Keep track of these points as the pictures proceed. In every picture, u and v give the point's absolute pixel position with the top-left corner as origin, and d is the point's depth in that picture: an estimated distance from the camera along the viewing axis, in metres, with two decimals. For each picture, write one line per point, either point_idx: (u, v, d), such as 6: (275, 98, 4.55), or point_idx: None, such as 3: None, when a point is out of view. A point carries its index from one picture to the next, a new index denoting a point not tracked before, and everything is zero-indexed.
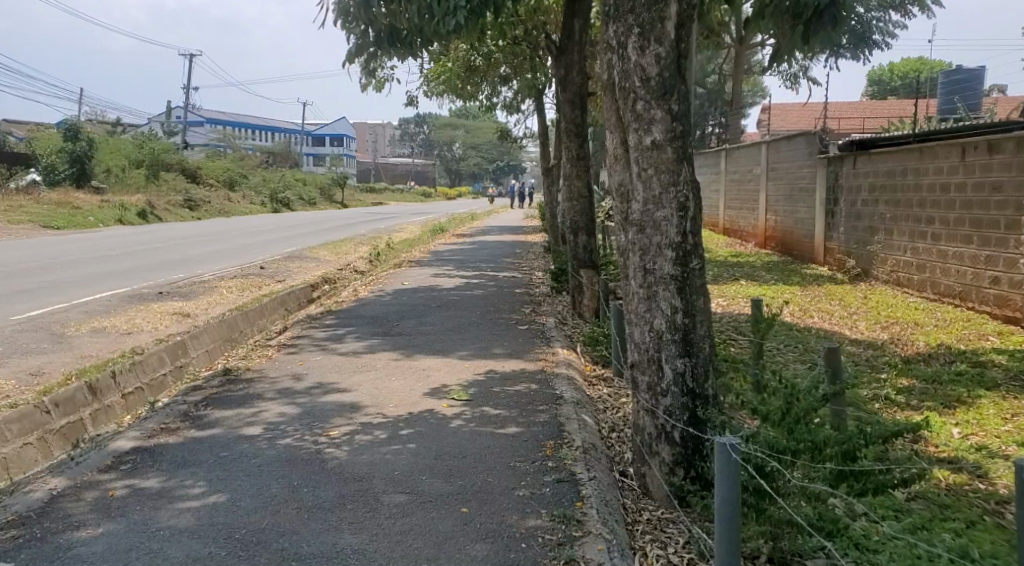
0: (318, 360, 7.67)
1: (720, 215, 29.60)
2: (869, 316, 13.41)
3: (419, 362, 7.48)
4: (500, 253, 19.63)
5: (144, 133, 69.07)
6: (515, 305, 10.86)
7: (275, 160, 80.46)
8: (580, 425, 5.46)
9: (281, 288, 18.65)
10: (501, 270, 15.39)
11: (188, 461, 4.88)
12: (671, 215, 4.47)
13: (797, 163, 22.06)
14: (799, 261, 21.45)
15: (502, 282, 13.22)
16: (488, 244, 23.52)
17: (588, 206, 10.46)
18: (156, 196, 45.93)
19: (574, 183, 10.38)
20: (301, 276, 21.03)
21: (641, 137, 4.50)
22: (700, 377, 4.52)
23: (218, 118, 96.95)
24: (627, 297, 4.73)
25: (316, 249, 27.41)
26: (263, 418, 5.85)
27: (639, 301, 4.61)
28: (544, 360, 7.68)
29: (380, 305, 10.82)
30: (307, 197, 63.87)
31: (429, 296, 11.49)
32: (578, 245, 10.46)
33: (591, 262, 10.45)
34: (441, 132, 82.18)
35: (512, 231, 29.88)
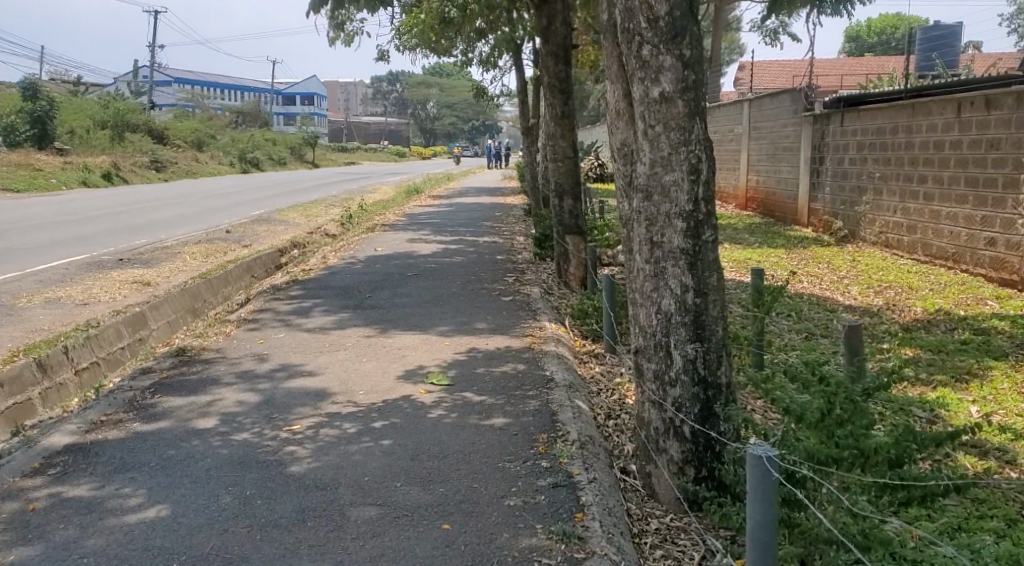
0: (283, 338, 7.05)
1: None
2: (861, 280, 12.94)
3: (393, 340, 6.89)
4: (478, 216, 19.00)
5: (109, 92, 67.21)
6: (497, 273, 10.28)
7: (245, 120, 78.79)
8: (574, 414, 4.90)
9: (249, 253, 17.91)
10: (479, 234, 14.78)
11: (127, 463, 4.26)
12: (682, 179, 3.88)
13: (781, 121, 21.50)
14: (783, 222, 20.99)
15: (481, 248, 12.62)
16: (464, 206, 22.85)
17: (573, 167, 9.84)
18: (120, 157, 44.64)
19: (559, 144, 9.76)
20: (270, 241, 20.28)
21: (647, 88, 3.88)
22: (714, 364, 3.95)
23: (185, 77, 94.69)
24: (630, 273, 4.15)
25: (286, 213, 26.57)
26: (218, 407, 5.24)
27: (645, 278, 4.02)
28: (531, 336, 7.12)
29: (351, 274, 10.19)
30: (278, 158, 62.61)
31: (403, 264, 10.86)
32: (563, 210, 9.88)
33: (577, 227, 9.86)
34: (415, 91, 80.73)
35: (489, 193, 29.20)
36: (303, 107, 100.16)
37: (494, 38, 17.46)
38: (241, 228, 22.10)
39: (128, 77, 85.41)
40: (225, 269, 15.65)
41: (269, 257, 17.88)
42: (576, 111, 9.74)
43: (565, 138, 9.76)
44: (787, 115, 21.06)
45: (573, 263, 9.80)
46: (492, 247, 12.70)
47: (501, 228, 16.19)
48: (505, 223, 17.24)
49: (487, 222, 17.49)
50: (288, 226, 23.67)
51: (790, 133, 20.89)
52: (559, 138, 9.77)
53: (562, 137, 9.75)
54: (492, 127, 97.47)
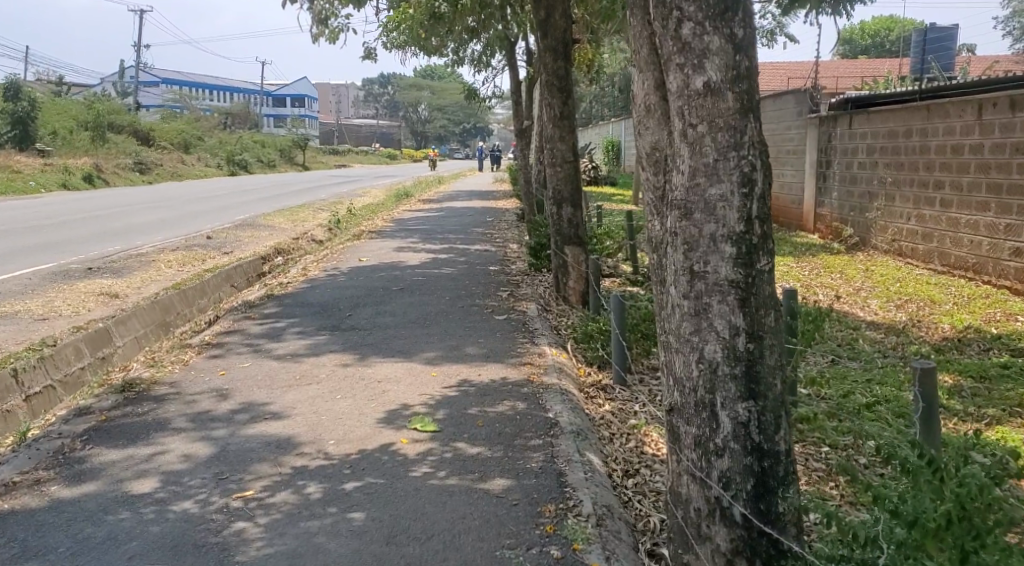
0: (249, 368, 6.18)
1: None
2: (878, 293, 12.14)
3: (374, 371, 6.02)
4: (470, 222, 18.15)
5: (94, 93, 66.17)
6: (490, 287, 9.42)
7: (233, 122, 77.80)
8: (587, 474, 4.09)
9: (228, 262, 17.03)
10: (471, 242, 13.93)
11: (31, 549, 3.39)
12: (731, 192, 3.04)
13: (784, 124, 20.71)
14: (787, 229, 20.18)
15: (473, 258, 11.76)
16: (455, 211, 22.00)
17: (573, 173, 8.99)
18: (103, 159, 43.60)
19: (557, 147, 8.92)
20: (252, 247, 19.39)
21: (688, 75, 3.05)
22: (770, 429, 3.12)
23: (173, 78, 93.53)
24: (663, 310, 3.32)
25: (270, 217, 25.68)
26: (160, 462, 4.37)
27: (683, 319, 3.20)
28: (529, 364, 6.27)
29: (330, 289, 9.31)
30: (266, 160, 61.66)
31: (389, 277, 9.99)
32: (562, 219, 9.02)
33: (578, 237, 9.01)
34: (406, 93, 79.79)
35: (481, 197, 28.36)
36: (293, 108, 99.13)
37: (486, 36, 16.61)
38: (222, 234, 21.18)
39: (114, 78, 84.26)
40: (201, 279, 14.77)
41: (250, 265, 17.00)
42: (576, 111, 8.91)
43: (565, 142, 8.91)
44: (791, 117, 20.25)
45: (573, 276, 8.95)
46: (485, 258, 11.84)
47: (494, 235, 15.34)
48: (498, 230, 16.39)
49: (479, 228, 16.64)
50: (272, 231, 22.79)
51: (794, 136, 20.08)
52: (558, 141, 8.93)
53: (562, 140, 8.91)
54: (483, 129, 96.59)
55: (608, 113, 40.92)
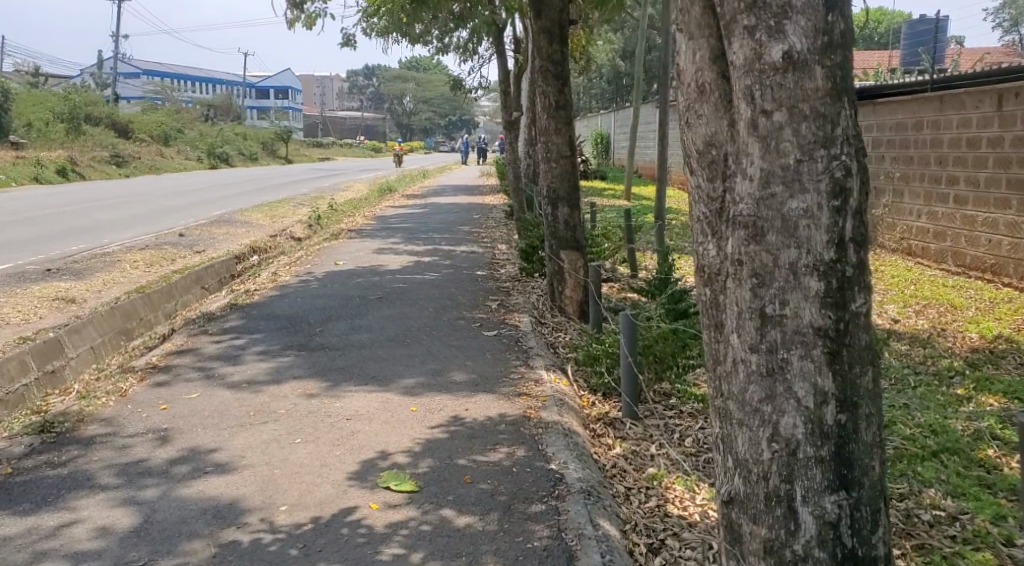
0: (197, 402, 5.27)
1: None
2: (892, 296, 11.33)
3: (345, 404, 5.12)
4: (455, 219, 17.28)
5: (71, 85, 64.79)
6: (478, 295, 8.52)
7: (215, 114, 76.49)
8: (605, 557, 3.24)
9: (199, 262, 16.09)
10: (457, 242, 13.06)
11: None
12: (820, 206, 2.18)
13: None
14: None
15: (459, 261, 10.88)
16: (440, 207, 21.12)
17: (570, 169, 8.12)
18: (79, 152, 42.45)
19: (551, 140, 8.04)
20: (226, 246, 18.43)
21: (762, 42, 2.17)
22: (867, 529, 2.30)
23: (154, 69, 92.07)
24: (715, 365, 2.46)
25: (247, 213, 24.73)
26: (65, 540, 3.47)
27: (746, 380, 2.33)
28: (524, 394, 5.37)
29: (301, 298, 8.41)
30: (247, 153, 60.49)
31: (366, 283, 9.09)
32: (557, 220, 8.14)
33: (575, 241, 8.15)
34: (391, 85, 78.70)
35: (467, 192, 27.46)
36: (275, 100, 97.83)
37: (472, 22, 15.74)
38: (196, 232, 20.24)
39: (93, 69, 82.82)
40: (169, 282, 13.84)
41: (222, 266, 16.08)
42: (572, 101, 8.05)
43: (561, 135, 8.03)
44: None
45: (569, 285, 8.11)
46: (472, 260, 10.96)
47: (481, 234, 14.47)
48: (485, 228, 15.52)
49: (466, 226, 15.76)
50: (249, 229, 21.83)
51: None
52: (552, 135, 8.04)
53: (557, 133, 8.02)
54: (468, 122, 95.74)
55: (597, 105, 40.11)
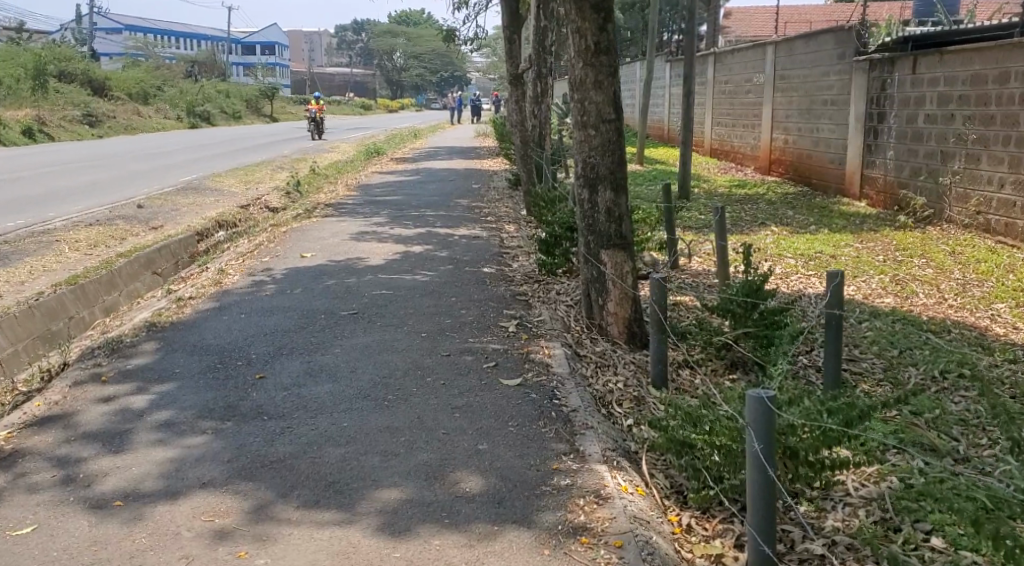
0: (28, 547, 3.12)
1: (705, 133, 25.13)
2: (992, 288, 9.06)
3: (273, 563, 2.97)
4: (450, 189, 15.06)
5: (45, 39, 61.65)
6: (489, 308, 6.33)
7: (199, 70, 73.35)
8: None
9: (154, 240, 13.84)
10: (454, 222, 10.89)
11: None
12: None
13: (820, 69, 17.58)
14: (823, 193, 17.23)
15: (457, 250, 8.73)
16: (433, 173, 18.86)
17: (615, 138, 5.90)
18: (48, 110, 39.79)
19: (589, 97, 5.85)
20: (189, 219, 16.20)
21: None
22: None
23: (134, 23, 88.56)
24: None
25: (220, 180, 22.38)
26: None
27: None
28: (578, 521, 3.21)
29: (246, 313, 6.20)
30: (230, 111, 57.70)
31: (337, 289, 6.89)
32: (595, 207, 5.94)
33: (620, 236, 5.94)
34: (381, 40, 75.49)
35: (462, 154, 25.04)
36: (261, 55, 94.33)
37: None
38: (158, 204, 17.95)
39: (71, 23, 79.33)
40: (110, 269, 11.62)
41: (180, 245, 13.85)
42: (618, 43, 5.85)
43: (605, 89, 5.83)
44: (830, 60, 17.18)
45: (612, 297, 5.91)
46: (474, 251, 8.74)
47: (483, 211, 12.25)
48: (487, 202, 13.29)
49: (464, 200, 13.51)
50: (220, 198, 19.51)
51: (834, 83, 17.04)
52: (591, 90, 5.84)
53: (598, 85, 5.82)
54: (460, 79, 92.68)
55: None
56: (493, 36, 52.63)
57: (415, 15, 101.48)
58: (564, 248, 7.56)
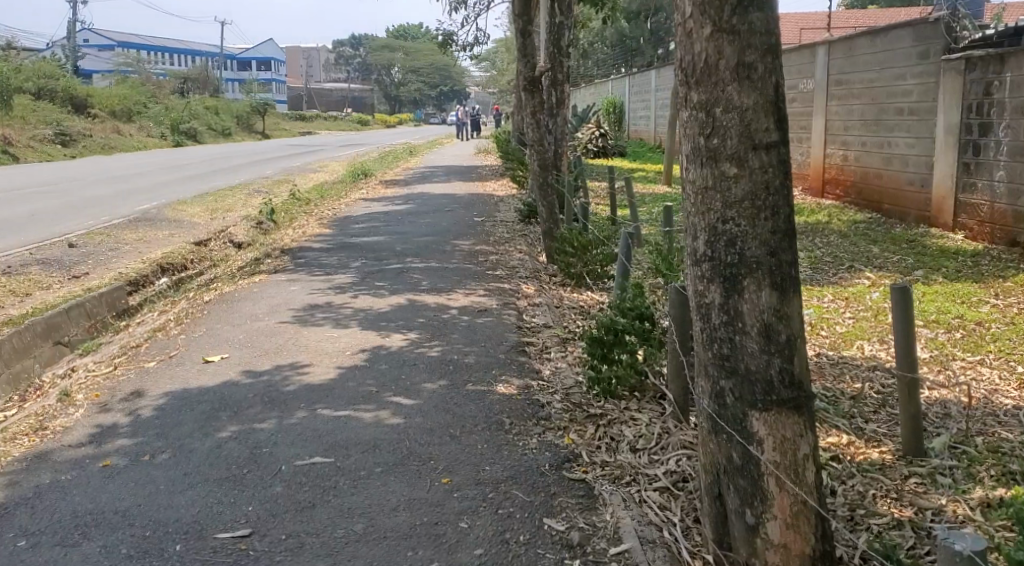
0: None
1: None
2: None
3: None
4: (447, 225, 12.08)
5: (27, 54, 58.77)
6: (515, 512, 3.25)
7: (191, 86, 70.55)
8: None
9: (66, 297, 10.78)
10: (450, 282, 7.88)
11: None
12: None
13: (892, 71, 14.57)
14: (899, 221, 14.18)
15: (454, 341, 5.70)
16: (428, 200, 15.90)
17: (779, 185, 2.84)
18: (17, 130, 36.79)
19: (722, 104, 2.83)
20: (126, 264, 13.17)
21: None
22: None
23: (127, 39, 86.01)
24: None
25: (182, 208, 19.38)
26: None
27: None
28: None
29: (27, 534, 3.14)
30: (220, 129, 54.80)
31: (234, 454, 3.83)
32: (736, 322, 2.87)
33: (793, 383, 2.85)
34: (379, 55, 72.90)
35: (461, 175, 22.03)
36: (256, 71, 91.71)
37: None
38: (95, 242, 14.94)
39: (61, 40, 76.68)
40: None
41: (99, 302, 10.76)
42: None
43: (760, 78, 2.80)
44: (906, 60, 14.18)
45: (779, 515, 2.85)
46: (478, 342, 5.67)
47: (490, 260, 9.21)
48: (494, 245, 10.25)
49: (464, 241, 10.46)
50: (176, 232, 16.49)
51: (912, 88, 13.99)
52: (729, 85, 2.81)
53: (743, 71, 2.80)
54: (459, 92, 89.82)
55: (616, 70, 35.04)
56: (493, 46, 49.88)
57: (413, 30, 99.07)
58: (629, 354, 4.61)
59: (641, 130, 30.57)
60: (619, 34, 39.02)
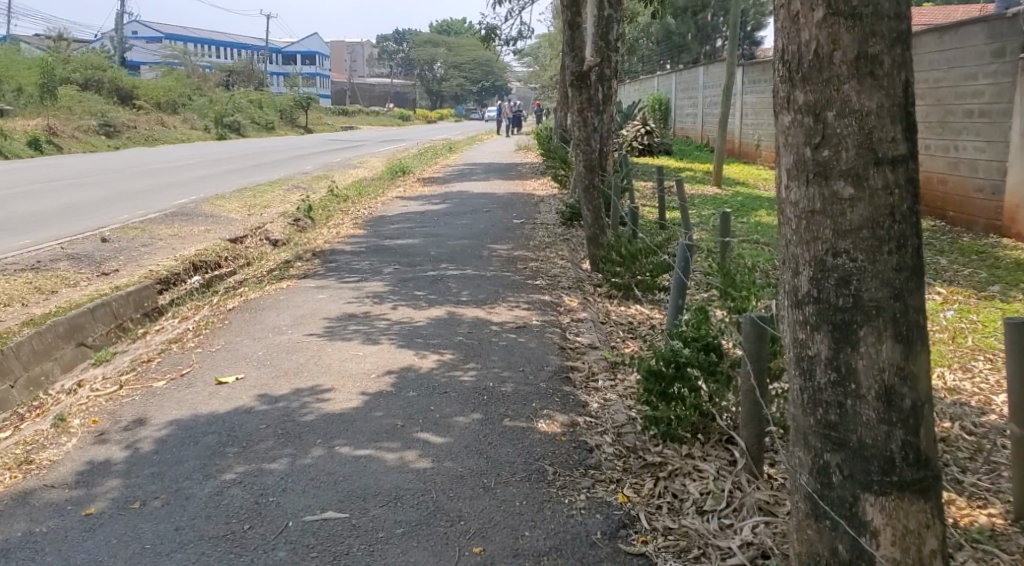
0: None
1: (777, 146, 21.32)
2: None
3: None
4: (487, 227, 11.52)
5: (76, 46, 59.32)
6: None
7: (235, 79, 70.83)
8: None
9: (91, 295, 10.40)
10: (488, 292, 7.32)
11: None
12: None
13: (961, 70, 13.72)
14: (965, 230, 13.36)
15: (491, 364, 5.14)
16: (467, 199, 15.37)
17: (906, 211, 2.24)
18: (62, 120, 36.94)
19: (835, 108, 2.23)
20: (157, 261, 12.81)
21: None
22: None
23: (173, 32, 86.73)
24: None
25: (218, 203, 19.08)
26: None
27: None
28: None
29: None
30: (263, 122, 54.87)
31: (235, 504, 3.32)
32: (846, 383, 2.28)
33: (918, 462, 2.26)
34: (422, 50, 72.65)
35: (502, 173, 21.51)
36: (299, 64, 92.02)
37: None
38: (129, 237, 14.62)
39: (110, 32, 77.46)
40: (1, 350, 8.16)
41: (125, 302, 10.37)
42: None
43: (886, 74, 2.20)
44: (977, 59, 13.33)
45: None
46: (519, 367, 5.07)
47: (531, 268, 8.63)
48: (535, 251, 9.66)
49: (503, 246, 9.89)
50: (211, 228, 16.15)
51: (983, 88, 13.14)
52: (845, 85, 2.22)
53: (864, 65, 2.20)
54: (500, 88, 89.36)
55: (662, 67, 34.24)
56: (536, 41, 49.28)
57: (457, 25, 98.81)
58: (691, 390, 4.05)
59: (686, 129, 29.77)
60: (665, 30, 38.18)
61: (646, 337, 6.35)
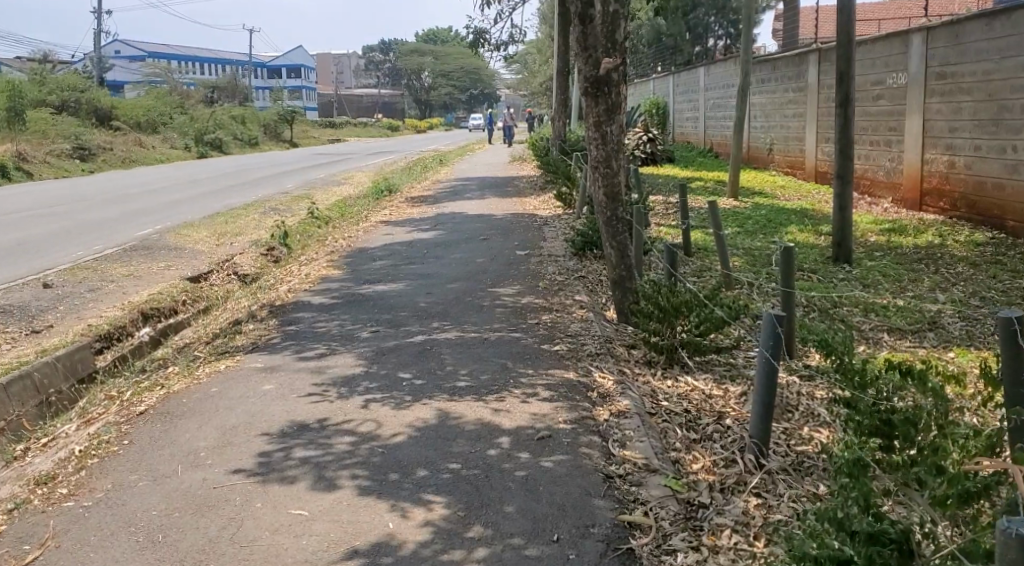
0: None
1: (790, 149, 19.58)
2: None
3: None
4: (484, 261, 9.73)
5: (55, 67, 57.40)
6: None
7: (219, 95, 69.03)
8: None
9: (10, 364, 8.57)
10: (490, 367, 5.52)
11: None
12: None
13: (1018, 60, 11.99)
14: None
15: (504, 523, 3.36)
16: (459, 224, 13.61)
17: None
18: (33, 145, 35.05)
19: None
20: (103, 310, 10.99)
21: None
22: None
23: (156, 50, 84.94)
24: None
25: (185, 232, 17.27)
26: None
27: None
28: None
29: None
30: (246, 138, 53.08)
31: None
32: None
33: None
34: (408, 60, 70.97)
35: (497, 189, 19.78)
36: (284, 79, 90.04)
37: None
38: (76, 280, 12.83)
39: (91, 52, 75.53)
40: None
41: None
42: None
43: None
44: None
45: None
46: (546, 530, 3.32)
47: (542, 323, 6.85)
48: (545, 295, 7.88)
49: (506, 290, 8.10)
50: (173, 263, 14.37)
51: None
52: None
53: None
54: (489, 96, 87.73)
55: (658, 69, 32.55)
56: (525, 47, 47.65)
57: (443, 33, 97.59)
58: None
59: (687, 133, 28.08)
60: (656, 31, 36.62)
61: (714, 438, 4.58)
